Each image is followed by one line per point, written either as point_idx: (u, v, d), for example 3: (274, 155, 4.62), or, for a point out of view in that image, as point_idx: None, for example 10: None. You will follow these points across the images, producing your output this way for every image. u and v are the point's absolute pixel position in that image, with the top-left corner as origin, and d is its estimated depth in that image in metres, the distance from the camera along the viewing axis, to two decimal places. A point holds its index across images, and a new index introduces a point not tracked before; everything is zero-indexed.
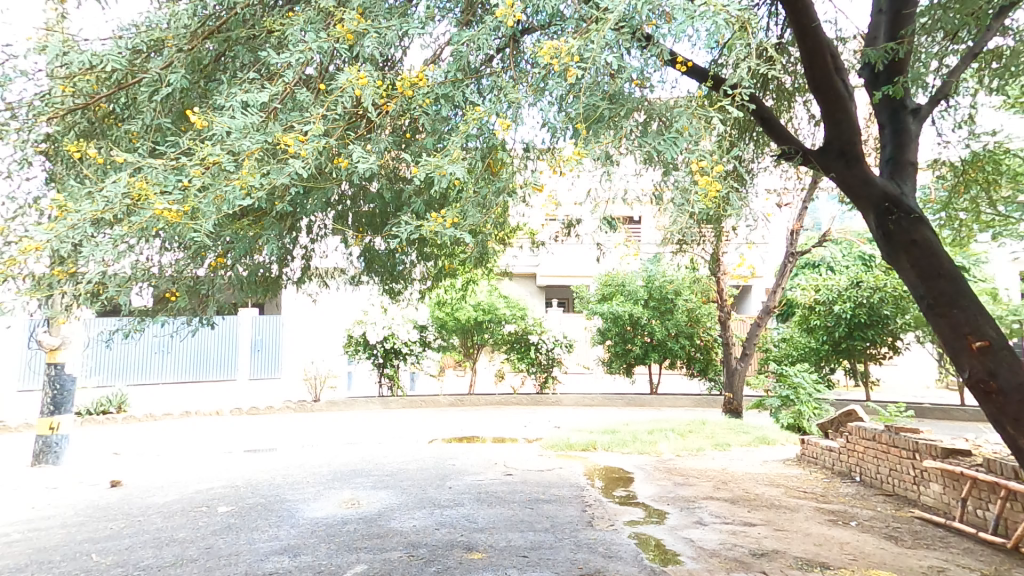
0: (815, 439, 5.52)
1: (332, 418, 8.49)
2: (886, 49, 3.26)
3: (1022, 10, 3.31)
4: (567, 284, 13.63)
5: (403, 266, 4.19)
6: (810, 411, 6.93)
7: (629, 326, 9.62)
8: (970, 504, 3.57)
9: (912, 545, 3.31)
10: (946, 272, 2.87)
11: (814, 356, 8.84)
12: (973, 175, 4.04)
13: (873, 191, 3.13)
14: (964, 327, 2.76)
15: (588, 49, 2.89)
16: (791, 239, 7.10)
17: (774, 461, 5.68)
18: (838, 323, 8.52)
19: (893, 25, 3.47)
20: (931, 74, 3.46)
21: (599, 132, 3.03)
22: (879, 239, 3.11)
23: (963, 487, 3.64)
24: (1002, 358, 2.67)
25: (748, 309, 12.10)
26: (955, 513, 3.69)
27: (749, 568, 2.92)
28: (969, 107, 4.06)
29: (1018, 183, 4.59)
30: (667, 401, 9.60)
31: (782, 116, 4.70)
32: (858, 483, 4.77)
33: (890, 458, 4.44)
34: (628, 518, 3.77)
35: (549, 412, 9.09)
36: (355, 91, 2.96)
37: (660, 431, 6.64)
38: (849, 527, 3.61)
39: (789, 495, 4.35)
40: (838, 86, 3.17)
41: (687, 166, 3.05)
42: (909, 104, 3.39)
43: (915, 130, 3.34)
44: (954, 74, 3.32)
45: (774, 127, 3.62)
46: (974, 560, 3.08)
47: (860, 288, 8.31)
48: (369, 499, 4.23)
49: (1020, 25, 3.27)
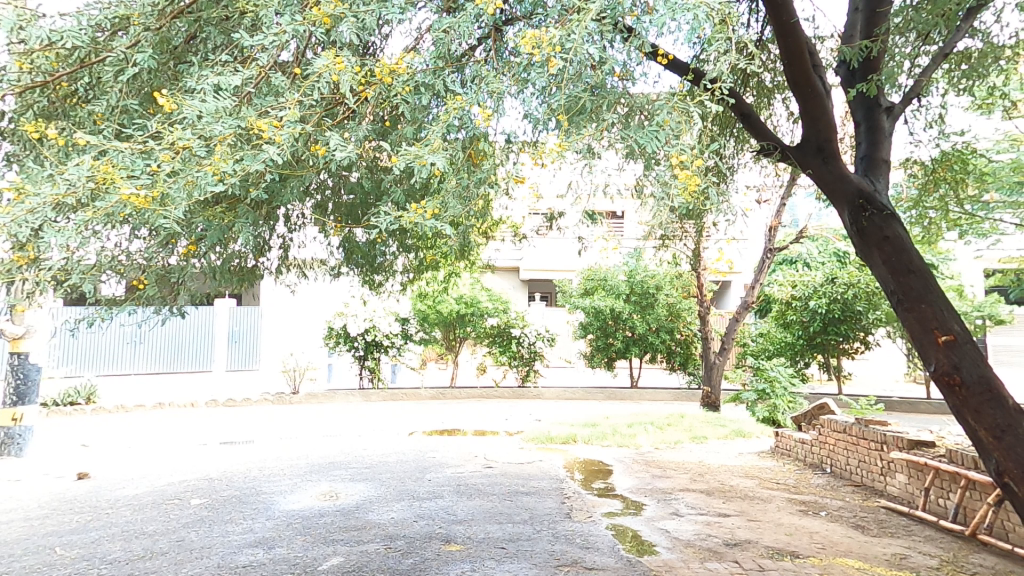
0: (789, 432, 5.63)
1: (311, 410, 8.41)
2: (860, 47, 3.31)
3: (990, 13, 3.37)
4: (550, 278, 13.67)
5: (384, 258, 4.15)
6: (785, 404, 7.07)
7: (610, 321, 9.70)
8: (933, 494, 3.68)
9: (877, 534, 3.40)
10: (916, 268, 2.93)
11: (790, 351, 9.01)
12: (942, 174, 4.14)
13: (848, 187, 3.19)
14: (932, 322, 2.82)
15: (571, 40, 2.87)
16: (770, 236, 7.19)
17: (750, 453, 5.78)
18: (813, 319, 8.69)
19: (869, 24, 3.51)
20: (904, 74, 3.52)
21: (581, 124, 3.03)
22: (852, 234, 3.16)
23: (926, 477, 3.75)
24: (966, 352, 2.74)
25: (727, 304, 12.31)
26: (919, 502, 3.80)
27: (722, 557, 2.97)
28: (940, 107, 4.14)
29: (985, 183, 4.73)
30: (646, 394, 9.71)
31: (762, 113, 4.74)
32: (828, 474, 4.89)
33: (859, 450, 4.55)
34: (605, 509, 3.81)
35: (530, 405, 9.13)
36: (332, 76, 2.91)
37: (639, 424, 6.71)
38: (818, 517, 3.69)
39: (763, 487, 4.43)
40: (815, 84, 3.21)
41: (668, 160, 3.08)
42: (883, 103, 3.45)
43: (888, 128, 3.41)
44: (926, 73, 3.38)
45: (753, 123, 3.66)
46: (935, 547, 3.17)
47: (835, 284, 8.48)
48: (348, 491, 4.21)
49: (989, 27, 3.33)
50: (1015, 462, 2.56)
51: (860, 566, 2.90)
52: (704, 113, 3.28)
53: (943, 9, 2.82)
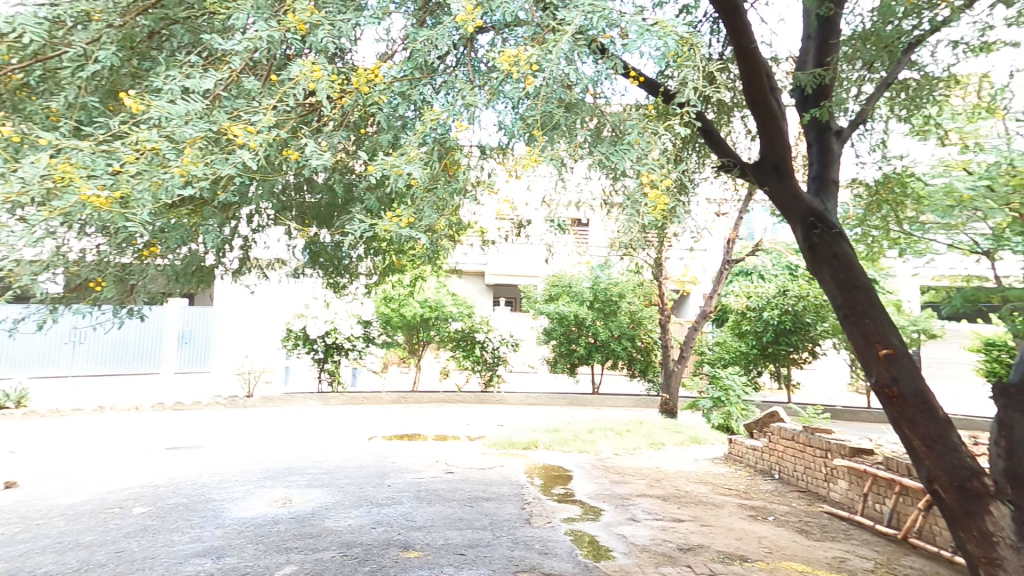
0: (742, 438, 5.82)
1: (268, 413, 8.20)
2: (814, 74, 3.47)
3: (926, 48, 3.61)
4: (515, 283, 13.72)
5: (349, 260, 4.04)
6: (738, 412, 7.30)
7: (574, 327, 9.82)
8: (871, 499, 3.88)
9: (820, 537, 3.57)
10: (861, 284, 3.10)
11: (743, 360, 9.31)
12: (885, 196, 4.42)
13: (800, 206, 3.35)
14: (874, 336, 2.99)
15: (547, 59, 2.94)
16: (727, 249, 7.44)
17: (704, 459, 5.97)
18: (766, 329, 9.04)
19: (821, 53, 3.72)
20: (852, 98, 3.70)
21: (554, 140, 3.06)
22: (804, 251, 3.32)
23: (865, 483, 3.95)
24: (904, 365, 2.90)
25: (686, 313, 12.67)
26: (858, 507, 4.00)
27: (676, 562, 3.05)
28: (882, 131, 4.39)
29: (920, 205, 5.06)
30: (608, 401, 9.86)
31: (722, 130, 4.90)
32: (777, 481, 5.08)
33: (806, 456, 4.74)
34: (566, 515, 3.85)
35: (493, 410, 9.13)
36: (309, 84, 2.92)
37: (600, 430, 6.80)
38: (766, 522, 3.84)
39: (716, 492, 4.58)
40: (772, 105, 3.37)
41: (637, 178, 3.19)
42: (833, 126, 3.64)
43: (837, 151, 3.60)
44: (872, 100, 3.58)
45: (716, 140, 3.80)
46: (871, 550, 3.36)
47: (786, 296, 8.86)
48: (303, 497, 4.12)
49: (925, 61, 3.56)
50: (945, 471, 2.71)
51: (802, 569, 3.04)
52: (670, 131, 3.42)
53: (887, 41, 3.06)
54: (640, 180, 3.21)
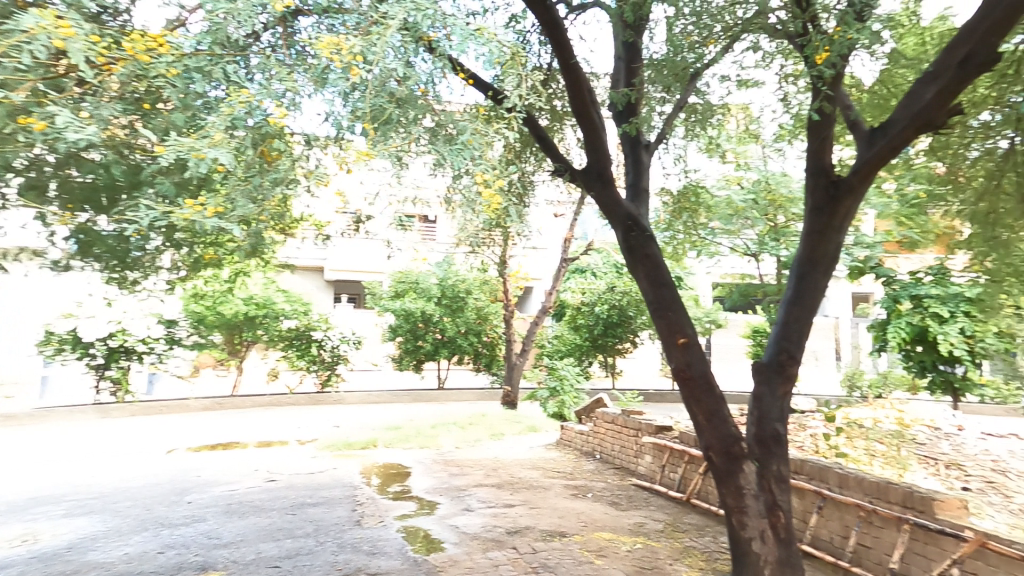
0: (572, 425, 6.28)
1: (36, 433, 6.84)
2: (624, 94, 3.84)
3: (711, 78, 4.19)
4: (359, 279, 13.10)
5: (143, 253, 3.14)
6: (570, 400, 7.89)
7: (421, 323, 9.78)
8: (667, 469, 4.44)
9: (626, 507, 3.99)
10: (666, 281, 3.51)
11: (578, 351, 10.08)
12: (684, 204, 5.18)
13: (620, 210, 3.68)
14: (675, 327, 3.41)
15: (373, 51, 2.95)
16: (565, 248, 7.97)
17: (539, 446, 6.33)
18: (596, 322, 9.90)
19: (628, 75, 4.13)
20: (656, 117, 4.18)
21: (388, 135, 2.99)
22: (622, 251, 3.67)
23: (664, 455, 4.52)
24: (696, 352, 3.35)
25: (528, 309, 13.27)
26: (657, 477, 4.55)
27: (503, 545, 3.17)
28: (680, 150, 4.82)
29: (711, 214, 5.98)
30: (452, 396, 9.96)
31: (556, 136, 5.18)
32: (598, 460, 5.58)
33: (622, 436, 5.28)
34: (399, 513, 3.78)
35: (331, 411, 8.67)
36: (52, 40, 2.63)
37: (443, 425, 6.82)
38: (586, 499, 4.19)
39: (546, 476, 4.88)
40: (593, 116, 3.64)
41: (472, 178, 3.32)
42: (644, 140, 4.05)
43: (647, 162, 4.02)
44: (666, 122, 4.14)
45: (548, 146, 4.01)
46: (662, 512, 3.88)
47: (614, 292, 9.81)
48: (58, 530, 3.47)
49: (708, 89, 4.12)
50: (718, 440, 3.18)
51: (610, 537, 3.39)
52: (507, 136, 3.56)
53: None
54: (474, 182, 3.33)
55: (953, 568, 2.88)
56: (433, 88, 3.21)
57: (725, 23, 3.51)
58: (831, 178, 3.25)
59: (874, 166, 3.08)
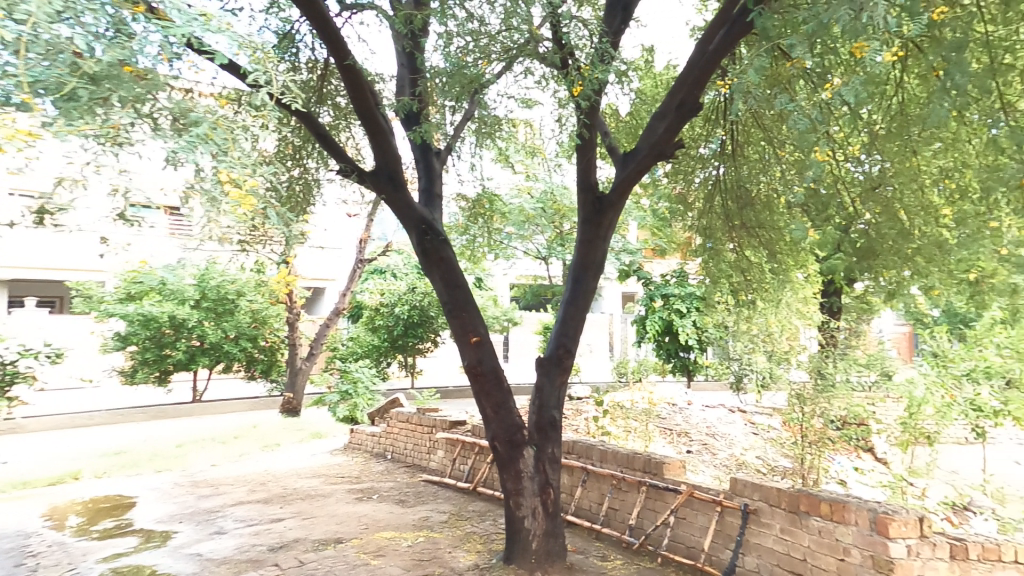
0: (364, 427, 6.24)
1: None
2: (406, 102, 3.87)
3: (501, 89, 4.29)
4: (59, 278, 11.10)
5: None
6: (364, 402, 7.66)
7: (169, 330, 8.37)
8: (459, 461, 4.83)
9: (410, 505, 4.27)
10: (461, 284, 3.66)
11: (375, 353, 9.90)
12: (481, 209, 5.47)
13: (413, 214, 3.71)
14: (468, 327, 3.57)
15: (31, 15, 2.63)
16: (360, 248, 7.76)
17: (325, 452, 6.34)
18: (396, 323, 9.82)
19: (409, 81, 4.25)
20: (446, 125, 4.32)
21: (74, 115, 2.67)
22: (417, 254, 3.72)
23: (456, 449, 4.88)
24: (487, 350, 3.55)
25: (320, 311, 12.65)
26: (448, 470, 4.90)
27: (261, 564, 3.27)
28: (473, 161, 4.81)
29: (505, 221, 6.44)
30: (215, 408, 8.84)
31: (342, 134, 4.98)
32: (390, 460, 5.69)
33: (415, 435, 5.44)
34: (109, 552, 3.55)
35: (37, 438, 7.07)
36: None
37: (198, 442, 6.58)
38: (370, 501, 4.39)
39: (326, 484, 4.93)
40: (379, 118, 3.58)
41: (215, 173, 3.09)
42: (434, 147, 4.19)
43: (439, 169, 4.17)
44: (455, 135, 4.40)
45: (331, 144, 3.76)
46: (448, 503, 4.30)
47: (414, 293, 9.84)
48: None
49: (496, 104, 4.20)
50: (504, 432, 3.44)
51: (389, 535, 3.73)
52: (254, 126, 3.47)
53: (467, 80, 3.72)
54: (216, 173, 3.12)
55: (670, 515, 3.63)
56: (152, 69, 2.98)
57: (503, 44, 3.77)
58: (595, 194, 3.75)
59: (629, 186, 3.65)
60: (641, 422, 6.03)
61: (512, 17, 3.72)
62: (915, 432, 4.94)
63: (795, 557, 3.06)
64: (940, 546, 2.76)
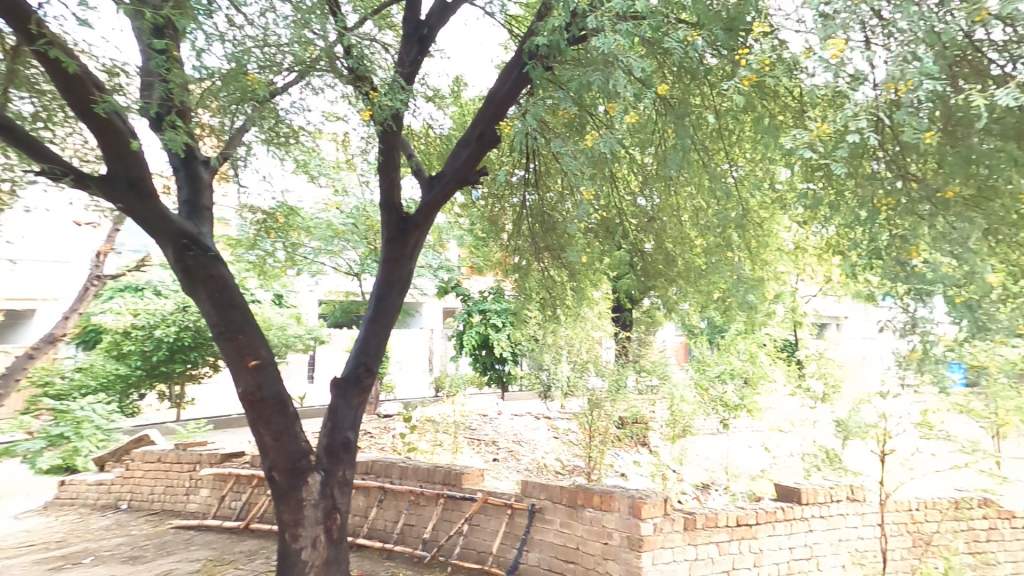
0: (81, 477, 6.91)
1: None
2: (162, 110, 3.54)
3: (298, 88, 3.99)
4: None
5: None
6: (90, 444, 7.81)
7: None
8: (229, 499, 5.66)
9: (147, 559, 4.69)
10: (236, 303, 3.60)
11: (121, 383, 9.22)
12: (277, 223, 5.30)
13: (170, 227, 3.56)
14: (246, 349, 3.54)
15: None
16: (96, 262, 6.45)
17: (24, 514, 6.58)
18: (155, 348, 9.28)
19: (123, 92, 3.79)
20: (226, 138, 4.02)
21: None
22: (180, 271, 3.58)
23: (225, 486, 5.68)
24: (268, 373, 3.57)
25: (22, 338, 12.05)
26: (213, 508, 5.71)
27: None
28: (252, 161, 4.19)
29: (298, 237, 6.14)
30: None
31: (59, 127, 4.41)
32: (129, 508, 6.43)
33: (168, 476, 6.17)
34: None
35: None
36: None
37: None
38: (84, 564, 4.62)
39: (22, 553, 5.06)
40: (113, 120, 3.28)
41: None
42: (201, 156, 4.01)
43: (207, 178, 4.04)
44: (232, 142, 4.04)
45: (32, 147, 3.32)
46: (208, 549, 4.86)
47: (185, 313, 9.34)
48: None
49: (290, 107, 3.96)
50: (284, 458, 3.56)
51: None
52: None
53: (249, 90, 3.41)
54: None
55: (465, 524, 4.15)
56: None
57: (302, 56, 3.56)
58: (400, 214, 4.04)
59: (432, 208, 4.01)
60: (451, 435, 6.22)
61: (302, 31, 3.57)
62: (678, 426, 5.82)
63: (570, 544, 3.69)
64: (678, 520, 3.54)
